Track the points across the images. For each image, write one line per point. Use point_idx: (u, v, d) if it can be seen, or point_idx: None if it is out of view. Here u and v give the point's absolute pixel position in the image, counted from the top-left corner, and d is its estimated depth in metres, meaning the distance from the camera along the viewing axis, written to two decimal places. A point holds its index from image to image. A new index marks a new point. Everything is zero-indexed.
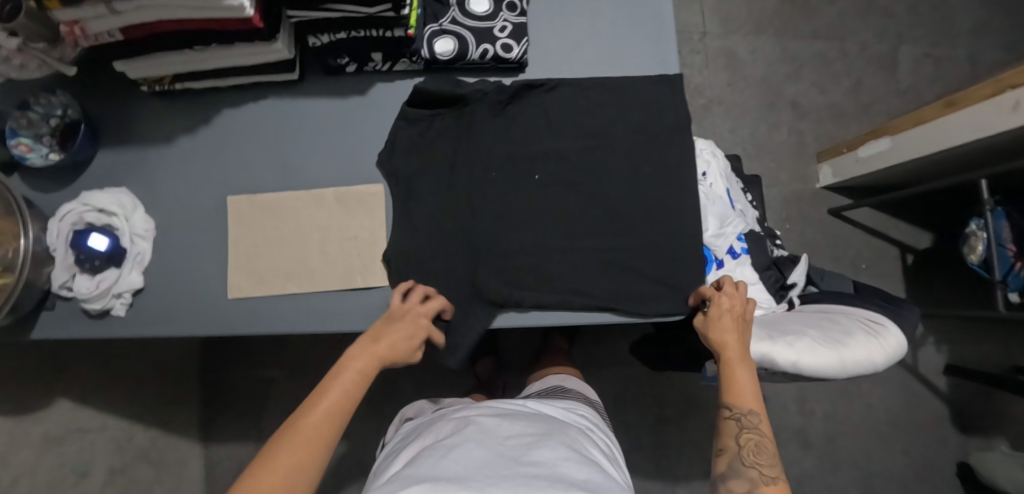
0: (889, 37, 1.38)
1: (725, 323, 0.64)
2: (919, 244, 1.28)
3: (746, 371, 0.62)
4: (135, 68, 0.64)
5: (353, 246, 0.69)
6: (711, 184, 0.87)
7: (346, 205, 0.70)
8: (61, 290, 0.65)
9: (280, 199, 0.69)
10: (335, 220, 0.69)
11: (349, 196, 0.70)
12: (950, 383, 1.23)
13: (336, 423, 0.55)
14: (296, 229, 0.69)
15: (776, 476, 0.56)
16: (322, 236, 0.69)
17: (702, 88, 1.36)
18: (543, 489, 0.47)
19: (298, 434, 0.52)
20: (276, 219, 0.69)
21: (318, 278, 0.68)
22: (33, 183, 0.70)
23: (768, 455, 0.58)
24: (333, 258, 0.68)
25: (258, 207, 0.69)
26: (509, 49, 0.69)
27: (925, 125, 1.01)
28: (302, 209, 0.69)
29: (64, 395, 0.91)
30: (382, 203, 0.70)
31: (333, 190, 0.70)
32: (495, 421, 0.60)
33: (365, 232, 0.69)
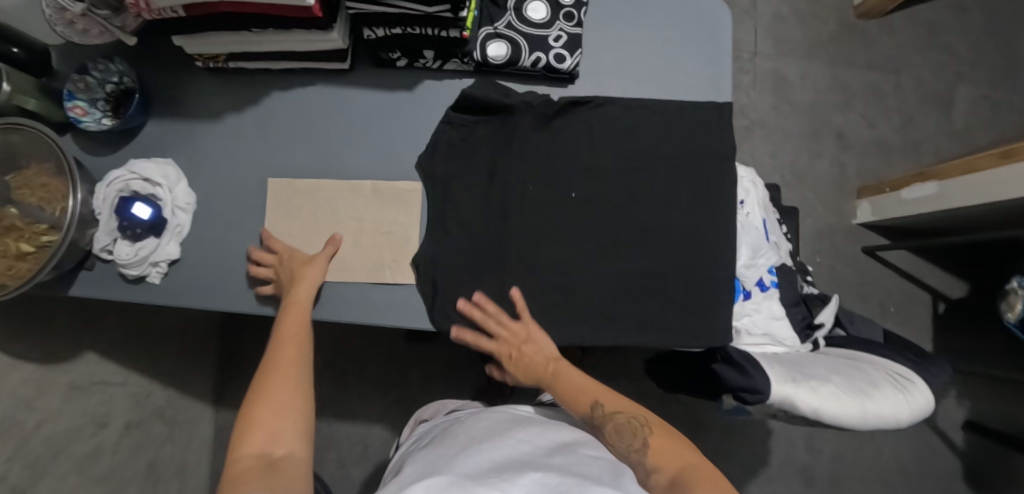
0: (948, 75, 1.33)
1: (521, 367, 0.69)
2: (952, 293, 1.24)
3: (570, 372, 0.69)
4: (192, 44, 0.65)
5: (386, 240, 0.69)
6: (748, 213, 0.85)
7: (382, 199, 0.70)
8: (102, 253, 0.67)
9: (318, 185, 0.70)
10: (369, 212, 0.70)
11: (386, 189, 0.70)
12: (968, 438, 1.20)
13: (302, 354, 0.62)
14: (331, 218, 0.69)
15: (646, 444, 0.58)
16: (356, 227, 0.69)
17: (746, 108, 1.33)
18: (558, 482, 0.45)
19: (276, 373, 0.59)
20: (313, 204, 0.70)
21: (348, 268, 0.68)
22: (84, 145, 0.72)
23: (630, 429, 0.59)
24: (366, 251, 0.69)
25: (297, 191, 0.70)
26: (562, 59, 0.68)
27: (976, 173, 0.98)
28: (339, 197, 0.70)
29: (91, 348, 0.94)
30: (418, 200, 0.70)
31: (370, 182, 0.70)
32: (508, 429, 0.59)
33: (399, 227, 0.69)
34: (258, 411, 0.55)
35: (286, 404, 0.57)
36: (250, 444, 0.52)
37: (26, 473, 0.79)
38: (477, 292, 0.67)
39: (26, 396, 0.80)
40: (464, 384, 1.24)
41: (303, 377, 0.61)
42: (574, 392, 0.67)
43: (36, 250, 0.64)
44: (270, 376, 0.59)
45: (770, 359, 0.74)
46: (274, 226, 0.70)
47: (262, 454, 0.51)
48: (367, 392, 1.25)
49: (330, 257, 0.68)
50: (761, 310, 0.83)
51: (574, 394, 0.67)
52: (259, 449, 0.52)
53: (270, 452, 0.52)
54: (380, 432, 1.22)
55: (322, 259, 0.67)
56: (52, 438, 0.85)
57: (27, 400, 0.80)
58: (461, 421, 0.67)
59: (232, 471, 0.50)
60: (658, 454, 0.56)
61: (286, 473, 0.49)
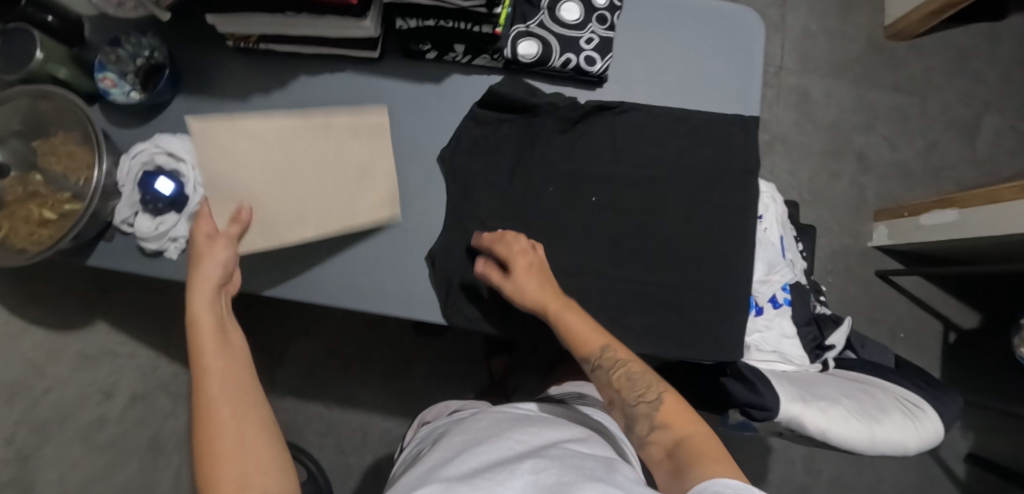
0: (975, 102, 1.31)
1: (528, 284, 0.60)
2: (965, 323, 1.23)
3: (575, 317, 0.59)
4: (225, 24, 0.65)
5: (354, 173, 0.66)
6: (766, 229, 0.85)
7: (352, 136, 0.67)
8: (122, 225, 0.68)
9: (274, 126, 0.64)
10: (340, 149, 0.66)
11: (354, 125, 0.67)
12: (970, 470, 1.18)
13: (240, 372, 0.50)
14: (295, 162, 0.64)
15: (660, 398, 0.55)
16: (330, 169, 0.65)
17: (768, 123, 1.31)
18: (551, 482, 0.43)
19: (221, 407, 0.46)
20: (269, 148, 0.64)
21: (328, 213, 0.64)
22: (111, 117, 0.72)
23: (643, 381, 0.56)
24: (337, 185, 0.65)
25: (243, 134, 0.63)
26: (591, 62, 0.68)
27: (999, 204, 0.96)
28: (306, 140, 0.65)
29: (103, 318, 0.96)
30: (380, 124, 0.68)
31: (334, 118, 0.66)
32: (504, 430, 0.57)
33: (369, 160, 0.67)
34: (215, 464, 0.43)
35: (245, 439, 0.45)
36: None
37: (31, 437, 0.80)
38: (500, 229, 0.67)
39: (36, 361, 0.81)
40: (467, 380, 1.24)
41: (255, 391, 0.49)
42: (578, 331, 0.59)
43: (58, 218, 0.65)
44: (209, 413, 0.46)
45: (778, 376, 0.73)
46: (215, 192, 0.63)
47: None
48: (370, 382, 1.25)
49: (240, 234, 0.62)
50: (772, 327, 0.83)
51: (581, 335, 0.58)
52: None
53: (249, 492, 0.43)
54: (381, 422, 1.23)
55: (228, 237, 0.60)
56: (60, 404, 0.86)
57: (38, 366, 0.82)
58: (460, 423, 0.66)
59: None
60: (669, 412, 0.54)
61: None
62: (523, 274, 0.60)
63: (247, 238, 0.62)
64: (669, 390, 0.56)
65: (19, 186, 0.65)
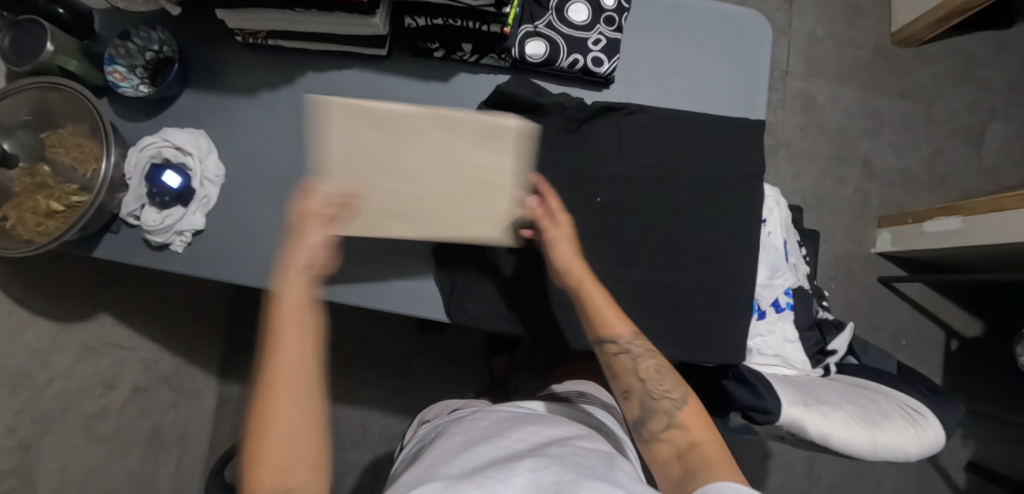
0: (981, 110, 1.31)
1: (571, 250, 0.60)
2: (967, 331, 1.22)
3: (604, 297, 0.59)
4: (235, 20, 0.65)
5: (474, 185, 0.55)
6: (770, 232, 0.85)
7: (478, 139, 0.53)
8: (128, 218, 0.69)
9: (396, 112, 0.51)
10: (461, 154, 0.53)
11: (482, 126, 0.52)
12: (970, 479, 1.18)
13: (308, 363, 0.46)
14: (411, 157, 0.53)
15: (687, 398, 0.55)
16: (447, 178, 0.54)
17: (773, 127, 1.32)
18: (553, 480, 0.44)
19: (280, 418, 0.43)
20: (391, 141, 0.52)
21: (430, 221, 0.56)
22: (119, 110, 0.73)
23: (671, 378, 0.56)
24: (450, 199, 0.55)
25: (367, 121, 0.51)
26: (599, 63, 0.68)
27: (1004, 212, 0.96)
28: (429, 133, 0.53)
29: (106, 310, 0.95)
30: (521, 138, 0.53)
31: (464, 115, 0.52)
32: (505, 429, 0.57)
33: (493, 174, 0.54)
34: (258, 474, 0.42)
35: (295, 454, 0.43)
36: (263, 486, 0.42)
37: (34, 427, 0.81)
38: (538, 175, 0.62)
39: (40, 351, 0.82)
40: (468, 379, 1.24)
41: (317, 411, 0.46)
42: (609, 313, 0.58)
43: (66, 210, 0.65)
44: (268, 415, 0.43)
45: (780, 380, 0.73)
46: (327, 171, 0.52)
47: None
48: (371, 378, 1.25)
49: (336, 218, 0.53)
50: (774, 332, 0.83)
51: (608, 315, 0.58)
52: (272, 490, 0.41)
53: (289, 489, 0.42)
54: (380, 419, 1.23)
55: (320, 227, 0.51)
56: (61, 394, 0.86)
57: (41, 356, 0.82)
58: (460, 422, 0.66)
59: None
60: (690, 414, 0.54)
61: None
62: (562, 240, 0.60)
63: (349, 223, 0.55)
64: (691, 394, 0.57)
65: (27, 178, 0.65)
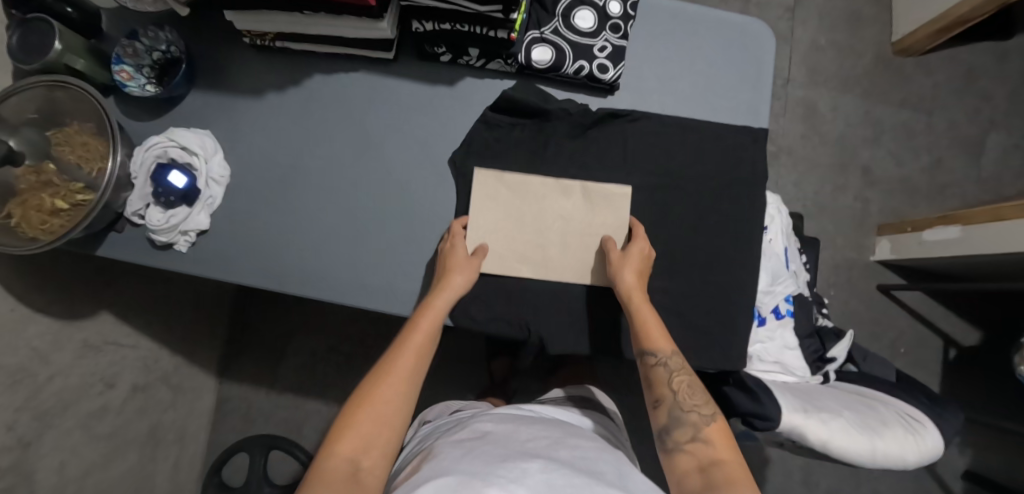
0: (981, 120, 1.32)
1: (635, 268, 0.63)
2: (965, 340, 1.23)
3: (652, 314, 0.61)
4: (243, 21, 0.66)
5: (594, 241, 0.68)
6: (771, 240, 0.85)
7: (592, 203, 0.68)
8: (133, 217, 0.69)
9: (528, 180, 0.68)
10: (578, 213, 0.68)
11: (597, 193, 0.68)
12: (967, 488, 1.18)
13: (420, 364, 0.58)
14: (538, 213, 0.68)
15: (714, 414, 0.58)
16: (572, 234, 0.68)
17: (774, 134, 1.32)
18: (566, 485, 0.44)
19: (382, 391, 0.55)
20: (521, 200, 0.68)
21: (554, 266, 0.68)
22: (125, 109, 0.73)
23: (702, 395, 0.59)
24: (574, 250, 0.68)
25: (505, 185, 0.68)
26: (604, 69, 0.69)
27: (1003, 222, 0.96)
28: (552, 197, 0.68)
29: (108, 308, 0.96)
30: (626, 205, 0.68)
31: (582, 185, 0.68)
32: (512, 429, 0.58)
33: (606, 231, 0.67)
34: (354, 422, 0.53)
35: (381, 425, 0.53)
36: (342, 446, 0.51)
37: (34, 425, 0.81)
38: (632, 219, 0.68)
39: (41, 349, 0.82)
40: (468, 382, 1.24)
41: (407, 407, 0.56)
42: (655, 329, 0.60)
43: (70, 208, 0.65)
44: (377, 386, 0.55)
45: (781, 387, 0.73)
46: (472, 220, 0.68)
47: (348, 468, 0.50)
48: None
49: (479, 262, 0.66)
50: (774, 339, 0.83)
51: (653, 329, 0.60)
52: (346, 452, 0.51)
53: (357, 461, 0.51)
54: None
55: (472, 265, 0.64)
56: (61, 392, 0.86)
57: (42, 353, 0.82)
58: (463, 422, 0.66)
59: (319, 466, 0.50)
60: (716, 430, 0.56)
61: None
62: (633, 261, 0.63)
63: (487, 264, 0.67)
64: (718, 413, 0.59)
65: (32, 176, 0.65)
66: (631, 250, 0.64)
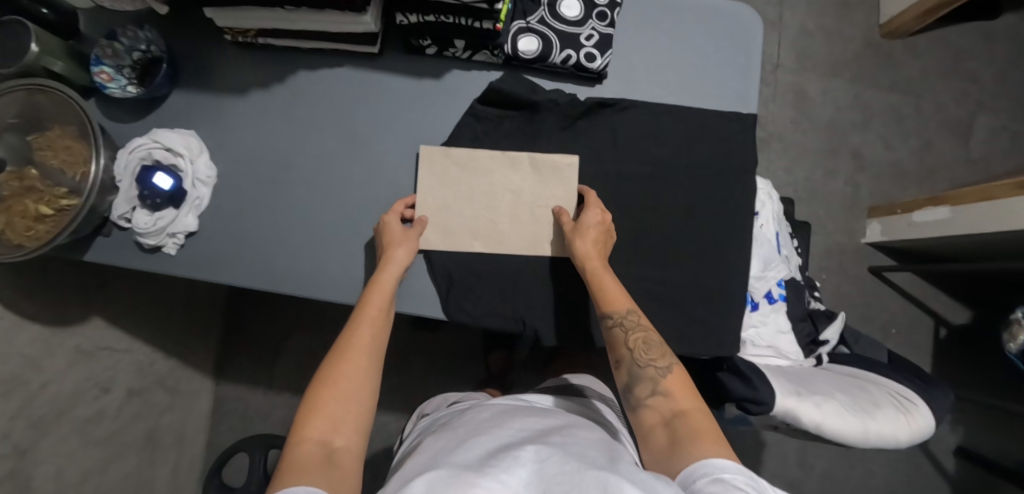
0: (969, 102, 1.33)
1: (590, 235, 0.63)
2: (955, 319, 1.24)
3: (611, 276, 0.62)
4: (223, 18, 0.64)
5: (545, 214, 0.67)
6: (762, 225, 0.86)
7: (540, 174, 0.67)
8: (120, 221, 0.68)
9: (476, 155, 0.67)
10: (527, 186, 0.67)
11: (545, 164, 0.67)
12: (960, 465, 1.20)
13: (379, 342, 0.58)
14: (488, 188, 0.67)
15: (671, 366, 0.56)
16: (523, 206, 0.67)
17: (765, 120, 1.32)
18: (557, 470, 0.44)
19: (344, 370, 0.54)
20: (470, 176, 0.67)
21: (505, 240, 0.67)
22: (107, 110, 0.72)
23: (657, 347, 0.58)
24: (527, 224, 0.67)
25: (451, 160, 0.67)
26: (591, 58, 0.68)
27: (991, 202, 0.97)
28: (500, 169, 0.68)
29: (99, 314, 0.95)
30: (576, 177, 0.68)
31: (529, 156, 0.67)
32: (506, 419, 0.58)
33: (558, 202, 0.67)
34: (321, 401, 0.51)
35: (350, 403, 0.52)
36: (311, 431, 0.49)
37: (29, 432, 0.80)
38: (584, 186, 0.68)
39: (32, 356, 0.81)
40: (466, 377, 1.24)
41: (371, 384, 0.55)
42: (612, 289, 0.60)
43: (55, 213, 0.64)
44: (336, 367, 0.54)
45: (776, 372, 0.74)
46: (423, 197, 0.67)
47: (323, 446, 0.48)
48: None
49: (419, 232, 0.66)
50: (767, 323, 0.84)
51: (610, 292, 0.60)
52: (315, 435, 0.49)
53: (330, 442, 0.49)
54: (377, 416, 1.23)
55: (413, 236, 0.64)
56: (55, 398, 0.86)
57: (35, 360, 0.81)
58: (461, 415, 0.66)
59: (289, 454, 0.48)
60: (673, 382, 0.55)
61: (342, 471, 0.46)
62: (588, 228, 0.63)
63: (434, 239, 0.67)
64: (676, 363, 0.58)
65: (14, 182, 0.64)
66: (584, 218, 0.64)
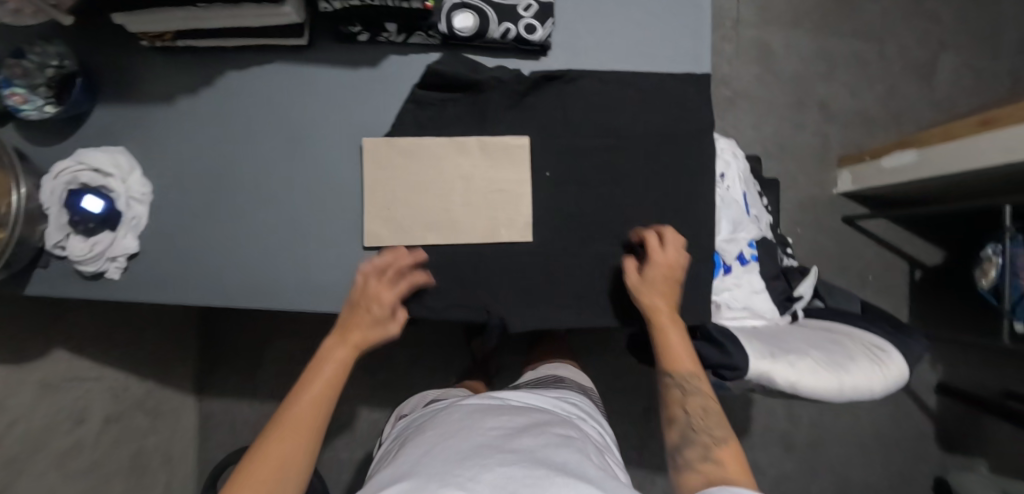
0: (931, 43, 1.31)
1: (657, 287, 0.62)
2: (929, 260, 1.25)
3: (679, 335, 0.62)
4: (133, 22, 0.60)
5: (498, 198, 0.65)
6: (728, 187, 0.84)
7: (491, 157, 0.65)
8: (55, 250, 0.64)
9: (422, 144, 0.64)
10: (479, 171, 0.65)
11: (496, 147, 0.65)
12: (942, 402, 1.22)
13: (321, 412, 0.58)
14: (437, 177, 0.65)
15: (726, 438, 0.58)
16: (476, 193, 0.65)
17: (729, 79, 1.30)
18: (523, 477, 0.45)
19: (281, 448, 0.54)
20: (418, 165, 0.64)
21: (460, 230, 0.65)
22: (28, 135, 0.67)
23: (716, 418, 0.61)
24: (480, 211, 0.65)
25: (397, 151, 0.64)
26: (532, 30, 0.64)
27: (956, 141, 0.96)
28: (448, 156, 0.65)
29: (61, 345, 0.91)
30: (528, 156, 0.66)
31: (477, 139, 0.65)
32: (478, 417, 0.58)
33: (511, 186, 0.65)
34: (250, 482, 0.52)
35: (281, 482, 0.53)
36: None
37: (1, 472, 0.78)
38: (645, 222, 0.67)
39: None
40: (450, 368, 1.23)
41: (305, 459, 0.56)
42: (679, 350, 0.62)
43: None
44: (270, 443, 0.54)
45: (749, 334, 0.74)
46: (370, 196, 0.65)
47: None
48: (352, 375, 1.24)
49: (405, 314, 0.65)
50: (741, 285, 0.82)
51: (677, 353, 0.62)
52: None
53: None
54: (366, 415, 1.22)
55: (397, 322, 0.63)
56: (24, 436, 0.83)
57: None
58: (432, 417, 0.65)
59: None
60: (727, 453, 0.57)
61: None
62: (659, 282, 0.62)
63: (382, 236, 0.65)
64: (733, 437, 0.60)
65: None
66: (651, 268, 0.62)
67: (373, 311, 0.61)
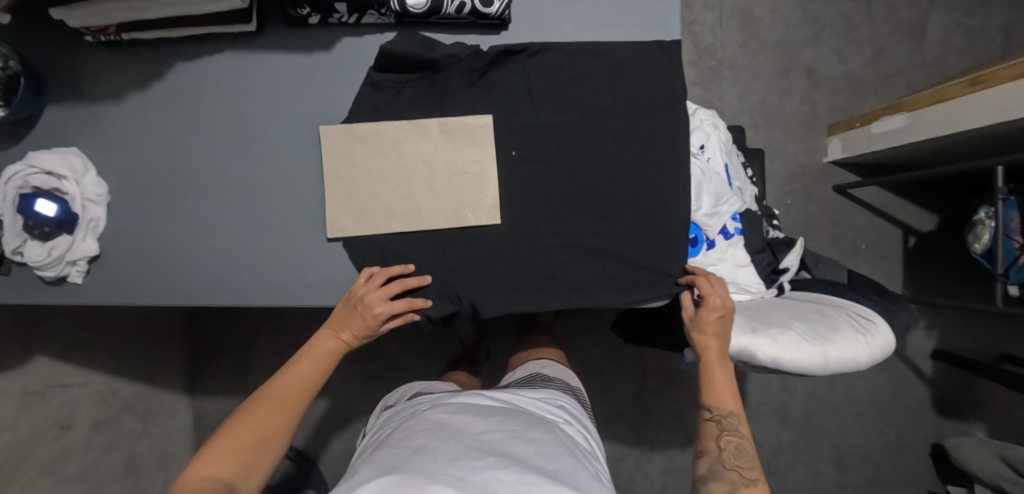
0: (921, 1, 1.26)
1: (710, 326, 0.63)
2: (922, 226, 1.23)
3: (725, 374, 0.63)
4: (72, 17, 0.57)
5: (463, 182, 0.63)
6: (709, 158, 0.80)
7: (453, 140, 0.63)
8: (14, 257, 0.62)
9: (380, 129, 0.62)
10: (440, 154, 0.63)
11: (456, 127, 0.63)
12: (937, 368, 1.21)
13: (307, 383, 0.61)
14: (398, 162, 0.63)
15: (757, 479, 0.58)
16: (441, 176, 0.63)
17: (713, 48, 1.26)
18: (512, 484, 0.45)
19: (268, 411, 0.56)
20: (377, 151, 0.63)
21: (425, 217, 0.63)
22: None
23: (748, 458, 0.59)
24: (444, 196, 0.63)
25: (355, 139, 0.62)
26: (488, 2, 0.61)
27: (948, 102, 0.92)
28: (407, 140, 0.63)
29: (43, 352, 0.91)
30: (491, 137, 0.64)
31: (437, 121, 0.63)
32: (466, 416, 0.57)
33: (475, 168, 0.63)
34: (235, 442, 0.53)
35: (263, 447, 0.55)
36: (218, 470, 0.51)
37: None
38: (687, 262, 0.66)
39: None
40: (441, 356, 1.22)
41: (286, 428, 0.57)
42: (721, 387, 0.62)
43: None
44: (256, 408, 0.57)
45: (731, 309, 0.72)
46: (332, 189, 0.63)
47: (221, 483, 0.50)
48: (341, 368, 1.23)
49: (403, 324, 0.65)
50: (726, 259, 0.80)
51: (720, 391, 0.62)
52: (224, 475, 0.51)
53: (236, 489, 0.51)
54: (360, 405, 1.22)
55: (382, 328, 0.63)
56: (10, 445, 0.83)
57: None
58: (413, 416, 0.63)
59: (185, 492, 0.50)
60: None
61: None
62: (711, 321, 0.63)
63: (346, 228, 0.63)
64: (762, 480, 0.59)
65: None
66: (706, 309, 0.63)
67: (361, 312, 0.62)
